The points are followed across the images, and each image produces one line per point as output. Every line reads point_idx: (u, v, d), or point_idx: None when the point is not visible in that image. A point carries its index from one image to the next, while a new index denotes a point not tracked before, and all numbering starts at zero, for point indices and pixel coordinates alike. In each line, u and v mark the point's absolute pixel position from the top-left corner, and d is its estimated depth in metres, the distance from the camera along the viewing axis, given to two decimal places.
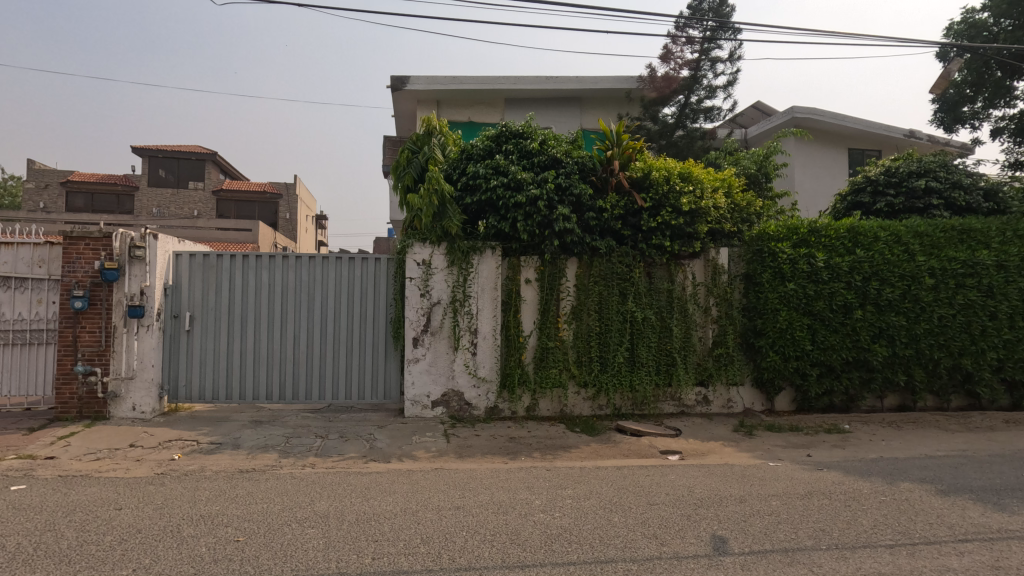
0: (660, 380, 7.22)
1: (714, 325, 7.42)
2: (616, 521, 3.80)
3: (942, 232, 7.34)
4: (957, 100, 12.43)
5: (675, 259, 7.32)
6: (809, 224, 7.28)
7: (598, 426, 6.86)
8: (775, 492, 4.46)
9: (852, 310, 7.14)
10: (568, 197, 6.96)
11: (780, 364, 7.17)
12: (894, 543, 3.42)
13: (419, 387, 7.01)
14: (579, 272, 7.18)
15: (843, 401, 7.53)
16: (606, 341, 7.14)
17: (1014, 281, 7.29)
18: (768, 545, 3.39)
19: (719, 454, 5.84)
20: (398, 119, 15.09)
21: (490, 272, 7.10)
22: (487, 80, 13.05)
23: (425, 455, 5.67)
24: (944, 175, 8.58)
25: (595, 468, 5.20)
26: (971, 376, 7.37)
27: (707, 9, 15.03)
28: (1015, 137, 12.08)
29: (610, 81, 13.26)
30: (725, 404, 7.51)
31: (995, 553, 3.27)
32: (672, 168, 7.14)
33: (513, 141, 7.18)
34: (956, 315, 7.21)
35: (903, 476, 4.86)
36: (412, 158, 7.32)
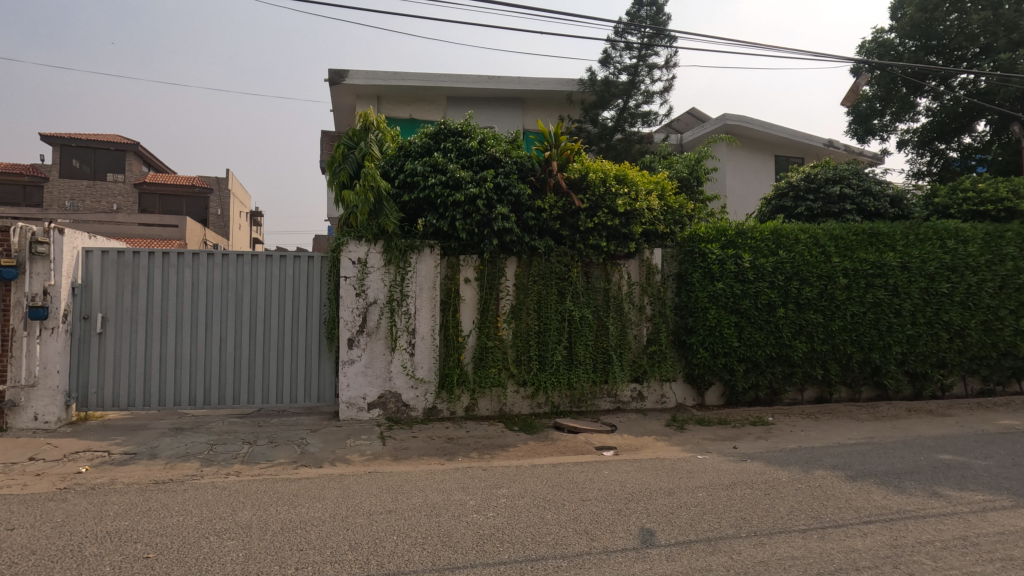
0: (598, 378, 7.36)
1: (648, 323, 7.65)
2: (549, 518, 3.83)
3: (855, 235, 7.87)
4: (868, 113, 13.26)
5: (611, 259, 7.49)
6: (736, 226, 7.63)
7: (537, 424, 6.91)
8: (701, 483, 4.64)
9: (775, 308, 7.54)
10: (507, 197, 6.96)
11: (709, 360, 7.48)
12: (807, 527, 3.62)
13: (354, 389, 6.82)
14: (518, 271, 7.21)
15: (768, 394, 7.91)
16: (545, 340, 7.20)
17: (916, 281, 7.92)
18: (692, 536, 3.51)
19: (652, 449, 6.02)
20: (337, 115, 14.70)
21: (428, 271, 7.01)
22: (428, 77, 12.90)
23: (359, 459, 5.52)
24: (857, 182, 9.20)
25: (531, 467, 5.22)
26: (879, 368, 7.96)
27: (645, 16, 15.51)
28: (918, 149, 13.10)
29: (551, 83, 13.42)
30: (659, 400, 7.74)
31: (894, 532, 3.53)
32: (608, 169, 7.27)
33: (451, 139, 7.12)
34: (867, 312, 7.76)
35: (818, 464, 5.17)
36: (348, 154, 7.13)
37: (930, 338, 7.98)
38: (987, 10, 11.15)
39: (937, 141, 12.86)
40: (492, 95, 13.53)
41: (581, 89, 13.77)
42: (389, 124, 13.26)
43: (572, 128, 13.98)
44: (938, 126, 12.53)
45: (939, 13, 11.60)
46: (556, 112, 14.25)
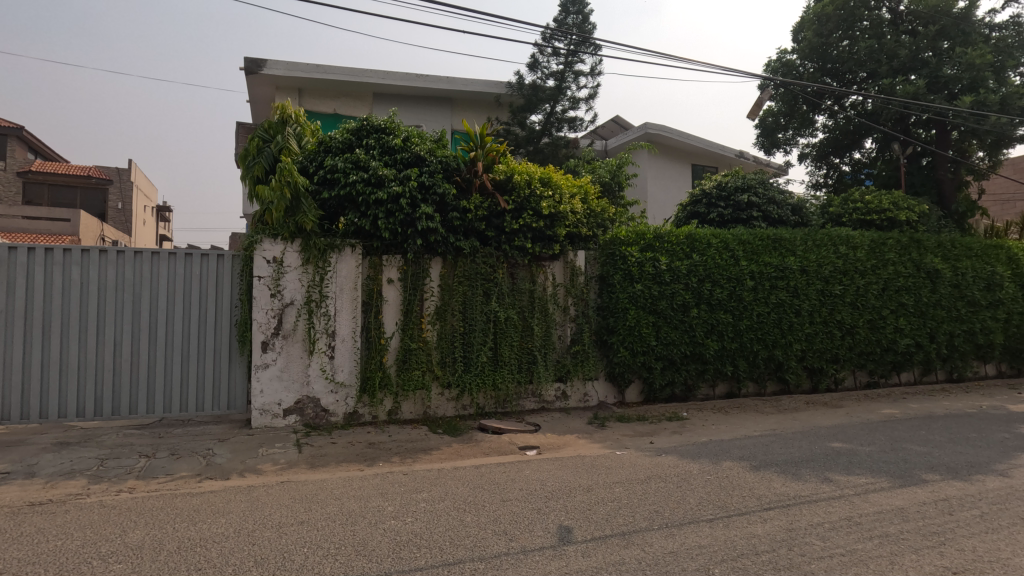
0: (522, 378, 7.42)
1: (572, 324, 7.80)
2: (468, 521, 3.80)
3: (760, 241, 8.43)
4: (773, 127, 14.18)
5: (536, 260, 7.58)
6: (654, 230, 7.97)
7: (461, 426, 6.86)
8: (619, 479, 4.78)
9: (690, 309, 7.93)
10: (432, 196, 6.87)
11: (629, 359, 7.75)
12: (714, 517, 3.81)
13: (269, 395, 6.46)
14: (443, 272, 7.14)
15: (683, 391, 8.29)
16: (470, 342, 7.16)
17: (813, 283, 8.60)
18: (608, 531, 3.60)
19: (573, 446, 6.15)
20: (254, 105, 13.94)
21: (349, 271, 6.78)
22: (353, 72, 12.52)
23: (272, 469, 5.23)
24: (763, 192, 9.86)
25: (453, 469, 5.17)
26: (782, 365, 8.55)
27: (572, 24, 15.88)
28: (816, 162, 14.20)
29: (479, 85, 13.47)
30: (582, 399, 7.91)
31: (790, 517, 3.80)
32: (533, 172, 7.34)
33: (374, 136, 6.95)
34: (771, 312, 8.32)
35: (726, 456, 5.47)
36: (263, 147, 6.76)
37: (826, 335, 8.69)
38: (872, 39, 12.31)
39: (833, 156, 14.03)
40: (419, 94, 13.35)
41: (509, 92, 13.83)
42: (311, 118, 12.75)
43: (498, 129, 13.99)
44: (833, 141, 13.68)
45: (832, 39, 12.68)
46: (484, 114, 14.26)
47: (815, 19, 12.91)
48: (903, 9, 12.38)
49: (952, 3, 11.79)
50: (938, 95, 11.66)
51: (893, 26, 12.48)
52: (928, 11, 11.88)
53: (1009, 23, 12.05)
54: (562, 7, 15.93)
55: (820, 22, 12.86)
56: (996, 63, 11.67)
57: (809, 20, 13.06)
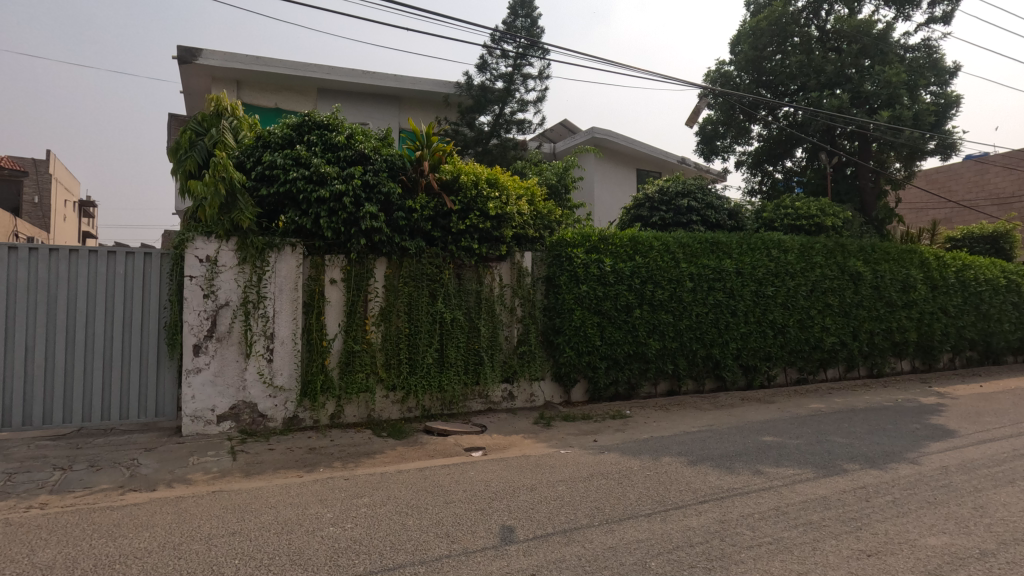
0: (468, 380, 7.38)
1: (519, 324, 7.84)
2: (410, 524, 3.74)
3: (699, 244, 8.77)
4: (712, 135, 14.78)
5: (483, 261, 7.57)
6: (599, 232, 8.14)
7: (406, 429, 6.75)
8: (562, 477, 4.84)
9: (633, 310, 8.14)
10: (376, 195, 6.74)
11: (575, 359, 7.87)
12: (652, 512, 3.92)
13: (201, 401, 6.14)
14: (388, 273, 7.02)
15: (626, 389, 8.48)
16: (415, 343, 7.07)
17: (747, 285, 9.01)
18: (549, 529, 3.63)
19: (519, 447, 6.18)
20: (188, 97, 13.27)
21: (289, 271, 6.54)
22: (296, 66, 12.14)
23: (203, 478, 4.98)
24: (701, 197, 10.25)
25: (396, 473, 5.09)
26: (719, 363, 8.91)
27: (520, 27, 15.99)
28: (751, 169, 14.89)
29: (427, 84, 13.37)
30: (528, 399, 7.97)
31: (723, 509, 3.95)
32: (479, 172, 7.32)
33: (316, 132, 6.75)
34: (708, 312, 8.66)
35: (665, 452, 5.64)
36: (196, 140, 6.44)
37: (759, 334, 9.13)
38: (802, 55, 13.02)
39: (767, 164, 14.75)
40: (365, 91, 13.10)
41: (458, 92, 13.74)
42: (250, 111, 12.27)
43: (446, 129, 13.83)
44: (766, 150, 14.41)
45: (766, 53, 13.35)
46: (432, 113, 14.15)
47: (750, 33, 13.54)
48: (830, 28, 13.15)
49: (872, 24, 12.64)
50: (860, 109, 12.48)
51: (821, 43, 13.24)
52: (851, 31, 12.69)
53: (922, 44, 13.03)
54: (511, 10, 16.01)
55: (755, 36, 13.50)
56: (910, 82, 12.60)
57: (745, 33, 13.68)
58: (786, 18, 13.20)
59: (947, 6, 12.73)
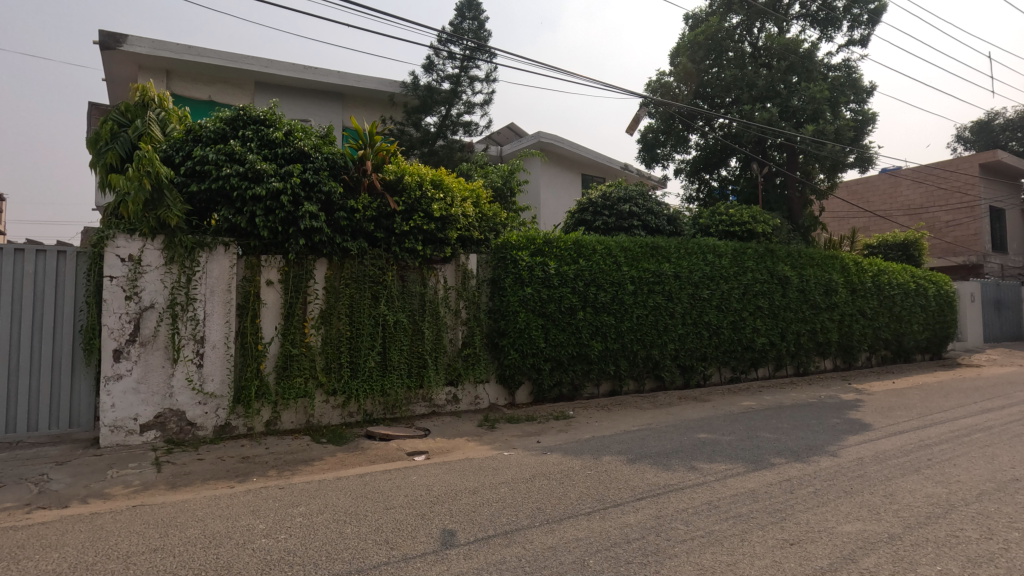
0: (412, 383, 7.28)
1: (464, 327, 7.81)
2: (348, 532, 3.65)
3: (640, 248, 9.05)
4: (653, 142, 15.21)
5: (427, 263, 7.50)
6: (543, 235, 8.24)
7: (346, 434, 6.57)
8: (505, 479, 4.86)
9: (576, 312, 8.28)
10: (316, 194, 6.54)
11: (519, 361, 7.92)
12: (591, 510, 4.00)
13: (122, 410, 5.75)
14: (329, 274, 6.83)
15: (570, 390, 8.60)
16: (357, 346, 6.90)
17: (685, 288, 9.36)
18: (490, 531, 3.63)
19: (462, 449, 6.15)
20: (112, 85, 12.44)
21: (221, 271, 6.24)
22: (232, 58, 11.63)
23: (123, 492, 4.66)
24: (642, 203, 10.58)
25: (335, 480, 4.94)
26: (658, 363, 9.20)
27: (467, 29, 15.98)
28: (689, 177, 15.46)
29: (371, 82, 13.13)
30: (473, 401, 7.94)
31: (659, 505, 4.08)
32: (424, 174, 7.25)
33: (251, 127, 6.47)
34: (648, 315, 8.94)
35: (606, 450, 5.77)
36: (119, 132, 6.09)
37: (695, 335, 9.50)
38: (736, 69, 13.65)
39: (704, 172, 15.36)
40: (306, 86, 12.71)
41: (403, 92, 13.55)
42: (181, 103, 11.64)
43: (391, 128, 13.60)
44: (703, 159, 15.00)
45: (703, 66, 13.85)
46: (377, 112, 13.90)
47: (688, 46, 14.08)
48: (761, 46, 13.83)
49: (799, 43, 13.43)
50: (788, 123, 13.24)
51: (753, 59, 13.91)
52: (780, 48, 13.42)
53: (843, 65, 13.97)
54: (458, 12, 15.98)
55: (693, 49, 14.05)
56: (833, 99, 13.47)
57: (684, 46, 14.17)
58: (721, 33, 13.81)
59: (864, 30, 13.71)
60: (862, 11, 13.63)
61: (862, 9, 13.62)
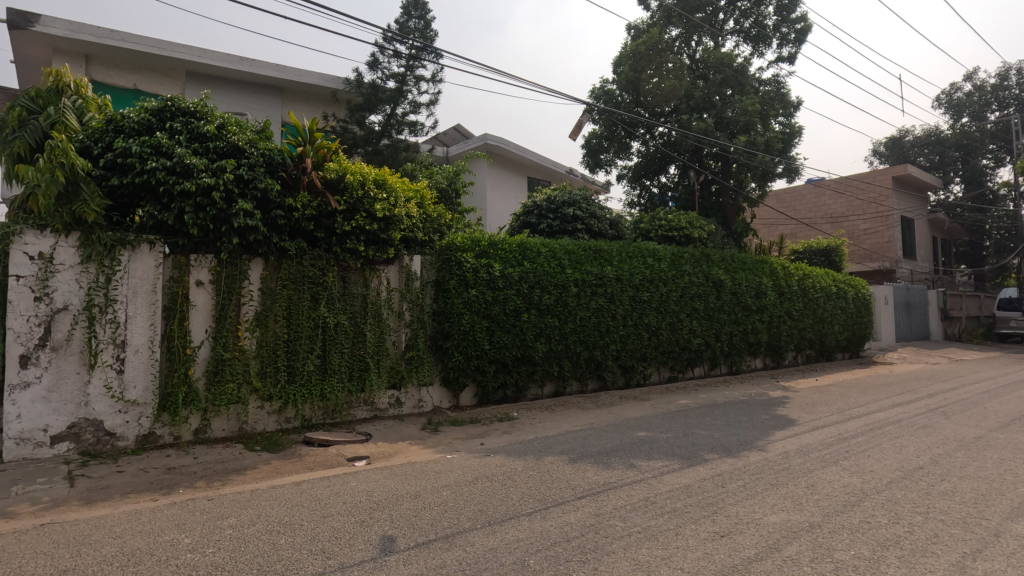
0: (353, 387, 7.10)
1: (407, 329, 7.71)
2: (281, 543, 3.51)
3: (583, 251, 9.23)
4: (597, 148, 15.56)
5: (370, 264, 7.35)
6: (488, 237, 8.25)
7: (283, 441, 6.32)
8: (447, 482, 4.82)
9: (521, 314, 8.32)
10: (251, 191, 6.27)
11: (463, 363, 7.89)
12: (532, 510, 4.03)
13: (29, 420, 5.29)
14: (265, 275, 6.56)
15: (514, 392, 8.63)
16: (294, 350, 6.66)
17: (626, 290, 9.62)
18: (431, 535, 3.59)
19: (404, 453, 6.06)
20: (21, 68, 11.48)
21: (146, 271, 5.86)
22: (160, 45, 11.01)
23: (29, 510, 4.29)
24: (585, 207, 10.79)
25: (269, 489, 4.75)
26: (600, 364, 9.40)
27: (414, 28, 15.79)
28: (631, 182, 15.90)
29: (313, 77, 12.76)
30: (416, 405, 7.83)
31: (599, 502, 4.17)
32: (367, 172, 7.09)
33: (180, 119, 6.12)
34: (591, 316, 9.12)
35: (549, 451, 5.83)
36: (28, 119, 5.61)
37: (636, 336, 9.78)
38: (675, 79, 14.14)
39: (645, 179, 15.84)
40: (243, 78, 12.21)
41: (346, 88, 13.25)
42: (102, 91, 10.90)
43: (334, 125, 13.23)
44: (644, 166, 15.46)
45: (644, 75, 14.33)
46: (319, 108, 13.51)
47: (630, 55, 14.42)
48: (699, 58, 14.43)
49: (733, 58, 14.09)
50: (723, 133, 13.89)
51: (691, 71, 14.48)
52: (716, 62, 14.04)
53: (772, 80, 14.79)
54: (404, 10, 15.78)
55: (635, 59, 14.38)
56: (764, 111, 14.25)
57: (626, 55, 14.58)
58: (661, 44, 14.23)
59: (792, 48, 14.57)
60: (790, 30, 14.48)
61: (790, 28, 14.48)
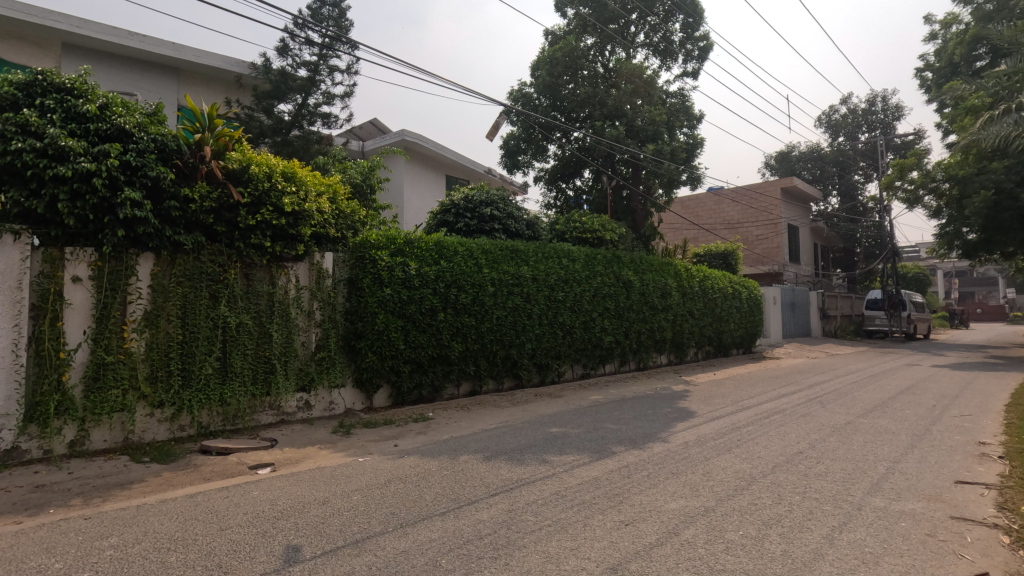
0: (257, 391, 6.69)
1: (317, 329, 7.41)
2: (172, 561, 3.25)
3: (500, 251, 9.32)
4: (515, 149, 15.77)
5: (277, 261, 6.99)
6: (404, 236, 8.10)
7: (175, 451, 5.83)
8: (359, 486, 4.69)
9: (437, 313, 8.25)
10: (141, 179, 5.74)
11: (377, 363, 7.71)
12: (446, 510, 4.02)
13: None
14: (156, 271, 6.04)
15: (430, 392, 8.55)
16: (190, 352, 6.18)
17: (541, 290, 9.84)
18: (340, 542, 3.48)
19: (313, 458, 5.82)
20: None
21: (9, 264, 5.19)
22: (30, 11, 9.83)
23: None
24: (503, 207, 10.89)
25: (159, 503, 4.37)
26: (516, 362, 9.53)
27: (328, 16, 15.16)
28: (548, 185, 16.25)
29: (214, 59, 11.92)
30: (327, 407, 7.54)
31: (512, 499, 4.24)
32: (273, 164, 6.71)
33: (54, 96, 5.48)
34: (507, 316, 9.22)
35: (463, 450, 5.83)
36: None
37: (551, 335, 10.02)
38: (589, 86, 14.61)
39: (561, 181, 16.23)
40: (132, 56, 11.17)
41: (252, 74, 12.48)
42: None
43: (238, 112, 12.41)
44: (559, 169, 15.84)
45: (560, 81, 14.74)
46: (221, 93, 12.62)
47: (548, 60, 14.76)
48: (611, 68, 14.92)
49: (643, 70, 14.72)
50: (633, 140, 14.60)
51: (604, 80, 14.94)
52: (627, 72, 14.54)
53: (678, 93, 15.70)
54: None
55: (552, 64, 14.76)
56: (671, 122, 15.13)
57: (544, 60, 14.90)
58: (577, 52, 14.66)
59: (695, 64, 15.57)
60: (694, 48, 15.45)
61: (694, 46, 15.45)
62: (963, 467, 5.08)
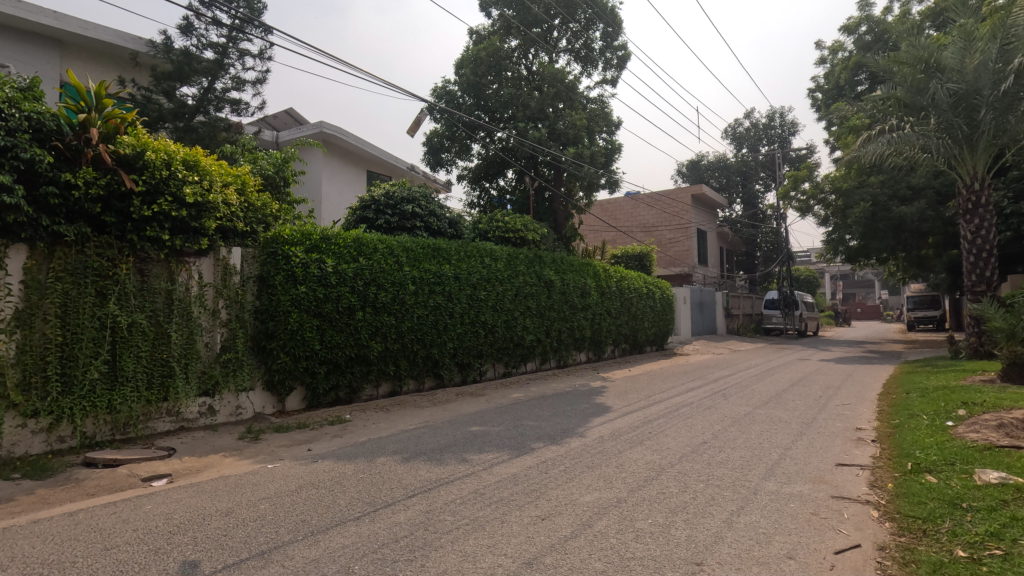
0: (153, 396, 6.15)
1: (223, 329, 6.96)
2: None
3: (421, 249, 9.18)
4: (438, 146, 15.61)
5: (176, 255, 6.48)
6: (321, 232, 7.78)
7: (52, 464, 5.24)
8: (267, 494, 4.44)
9: (355, 311, 7.98)
10: (10, 161, 5.11)
11: (289, 365, 7.36)
12: (361, 514, 3.90)
13: None
14: (30, 265, 5.40)
15: (347, 393, 8.26)
16: (73, 355, 5.57)
17: (463, 288, 9.80)
18: (244, 555, 3.28)
19: (216, 467, 5.44)
20: None
21: None
22: None
23: None
24: (425, 205, 10.74)
25: (32, 524, 3.91)
26: (437, 362, 9.44)
27: None
28: (471, 183, 16.21)
29: (104, 33, 10.85)
30: (233, 413, 7.08)
31: (430, 499, 4.19)
32: (172, 151, 6.20)
33: None
34: (428, 315, 9.10)
35: (381, 452, 5.69)
36: None
37: (472, 334, 10.01)
38: (513, 88, 14.76)
39: (484, 181, 16.24)
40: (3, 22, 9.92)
41: (150, 52, 11.50)
42: None
43: (132, 93, 11.37)
44: (483, 168, 15.85)
45: (484, 80, 14.77)
46: (112, 71, 11.52)
47: (472, 59, 14.76)
48: (535, 70, 15.15)
49: (565, 74, 15.08)
50: (555, 143, 14.91)
51: (528, 82, 15.15)
52: (549, 76, 14.84)
53: (598, 99, 16.19)
54: None
55: (475, 63, 14.76)
56: (591, 127, 15.61)
57: (468, 58, 14.87)
58: (501, 52, 14.76)
59: (615, 72, 16.16)
60: (613, 56, 16.03)
61: (613, 54, 16.03)
62: (842, 451, 5.64)
